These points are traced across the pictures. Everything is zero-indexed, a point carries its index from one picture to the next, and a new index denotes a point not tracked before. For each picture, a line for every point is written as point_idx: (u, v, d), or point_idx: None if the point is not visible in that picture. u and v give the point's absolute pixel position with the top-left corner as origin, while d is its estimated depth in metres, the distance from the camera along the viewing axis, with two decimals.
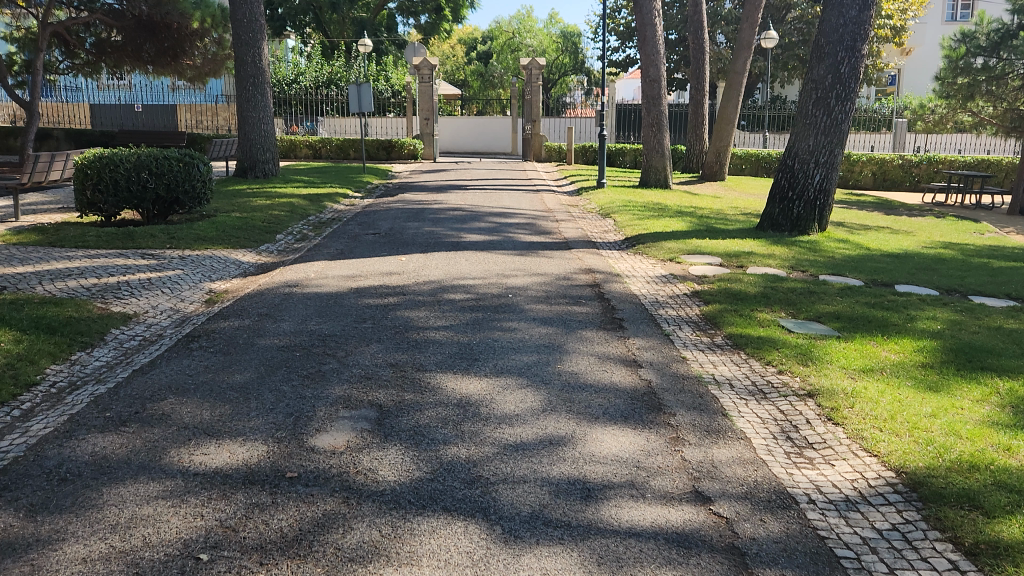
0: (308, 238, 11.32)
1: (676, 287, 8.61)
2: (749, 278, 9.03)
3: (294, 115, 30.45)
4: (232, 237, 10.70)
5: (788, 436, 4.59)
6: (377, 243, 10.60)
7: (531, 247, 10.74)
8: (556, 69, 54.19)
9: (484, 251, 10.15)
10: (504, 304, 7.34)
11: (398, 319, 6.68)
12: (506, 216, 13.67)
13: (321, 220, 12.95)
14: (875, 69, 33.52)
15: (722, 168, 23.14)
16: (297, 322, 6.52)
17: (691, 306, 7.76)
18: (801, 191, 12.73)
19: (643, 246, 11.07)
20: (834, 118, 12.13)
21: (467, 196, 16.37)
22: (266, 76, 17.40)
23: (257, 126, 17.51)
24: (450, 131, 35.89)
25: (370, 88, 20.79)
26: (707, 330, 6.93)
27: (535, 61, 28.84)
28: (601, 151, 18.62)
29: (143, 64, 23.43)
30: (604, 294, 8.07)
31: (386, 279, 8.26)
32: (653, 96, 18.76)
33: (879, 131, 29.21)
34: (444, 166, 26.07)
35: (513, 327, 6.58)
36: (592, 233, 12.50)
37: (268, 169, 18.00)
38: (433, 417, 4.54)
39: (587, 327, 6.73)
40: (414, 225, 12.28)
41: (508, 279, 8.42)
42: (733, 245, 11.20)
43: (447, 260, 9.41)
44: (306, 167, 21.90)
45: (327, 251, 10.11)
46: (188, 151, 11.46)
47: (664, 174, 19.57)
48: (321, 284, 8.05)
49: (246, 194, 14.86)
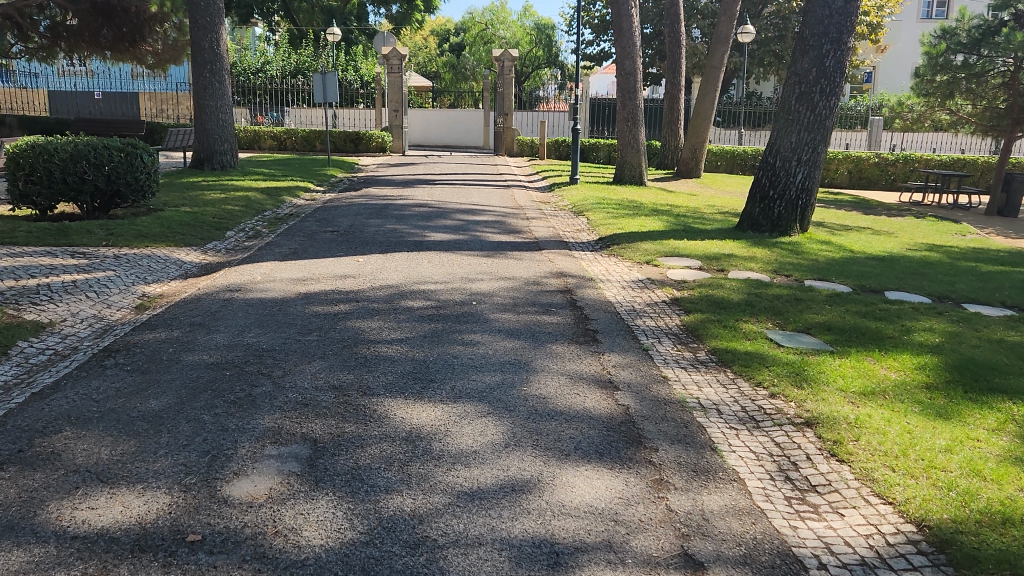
0: (261, 235, 10.49)
1: (655, 293, 8.00)
2: (731, 283, 8.46)
3: (259, 105, 29.27)
4: (177, 234, 9.82)
5: (787, 477, 4.00)
6: (333, 242, 9.84)
7: (499, 248, 10.06)
8: (529, 62, 53.49)
9: (449, 252, 9.46)
10: (467, 313, 6.67)
11: (347, 331, 5.97)
12: (475, 213, 13.00)
13: (277, 216, 12.13)
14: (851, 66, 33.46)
15: (698, 165, 22.61)
16: (231, 334, 5.77)
17: (671, 315, 7.16)
18: (783, 190, 12.22)
19: (619, 247, 10.47)
20: (818, 114, 11.68)
21: (435, 192, 15.63)
22: (224, 62, 16.48)
23: (215, 116, 16.59)
24: (421, 123, 35.06)
25: (336, 77, 19.95)
26: (690, 344, 6.32)
27: (508, 53, 28.12)
28: (575, 146, 17.99)
29: (99, 50, 22.34)
30: (577, 301, 7.44)
31: (338, 283, 7.53)
32: (629, 89, 18.19)
33: (854, 129, 29.10)
34: (413, 159, 25.25)
35: (477, 340, 5.92)
36: (564, 231, 11.88)
37: (226, 160, 17.05)
38: (375, 456, 3.86)
39: (558, 340, 6.09)
40: (377, 222, 11.53)
41: (474, 283, 7.74)
42: (712, 247, 10.66)
43: (409, 261, 8.70)
44: (268, 159, 20.96)
45: (280, 250, 9.33)
46: (131, 140, 10.57)
47: (639, 170, 19.01)
48: (267, 288, 7.27)
49: (199, 187, 13.95)
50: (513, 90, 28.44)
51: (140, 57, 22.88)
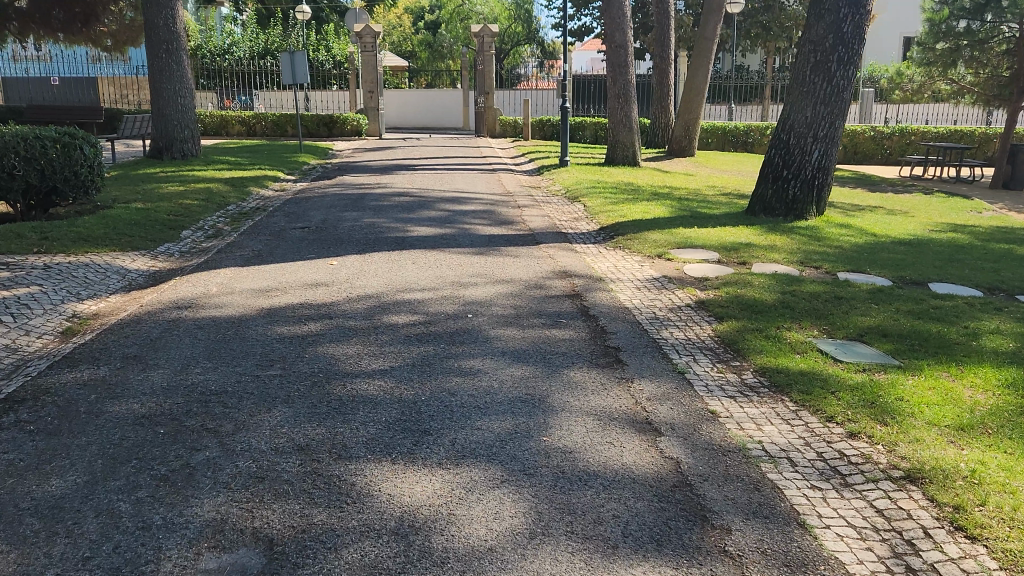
0: (223, 234, 9.27)
1: (675, 295, 6.96)
2: (759, 281, 7.46)
3: (227, 89, 27.88)
4: (126, 236, 8.56)
5: (910, 569, 2.98)
6: (304, 241, 8.69)
7: (492, 243, 8.97)
8: (509, 39, 51.78)
9: (437, 250, 8.36)
10: (465, 330, 5.61)
11: (318, 360, 4.86)
12: (461, 201, 11.87)
13: (242, 211, 10.89)
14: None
15: (691, 144, 21.61)
16: (172, 370, 4.64)
17: (701, 324, 6.15)
18: (799, 169, 11.20)
19: (625, 239, 9.43)
20: (835, 85, 10.70)
21: (416, 179, 14.46)
22: (183, 42, 15.07)
23: (174, 99, 15.13)
24: (398, 105, 33.69)
25: (305, 56, 18.59)
26: (732, 362, 5.30)
27: (488, 28, 26.71)
28: (565, 125, 16.83)
29: (52, 34, 20.84)
30: (590, 308, 6.40)
31: (308, 295, 6.40)
32: (620, 63, 17.02)
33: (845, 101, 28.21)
34: (391, 143, 23.95)
35: (478, 369, 4.84)
36: (560, 220, 10.81)
37: (187, 149, 15.67)
38: (355, 566, 2.78)
39: (573, 365, 5.03)
40: (353, 215, 10.38)
41: (468, 291, 6.67)
42: (726, 237, 9.67)
43: (392, 264, 7.59)
44: (237, 146, 19.62)
45: (242, 252, 8.15)
46: (68, 130, 9.29)
47: (632, 150, 17.93)
48: (223, 303, 6.12)
49: (156, 180, 12.64)
50: (494, 68, 27.10)
51: (95, 37, 21.44)
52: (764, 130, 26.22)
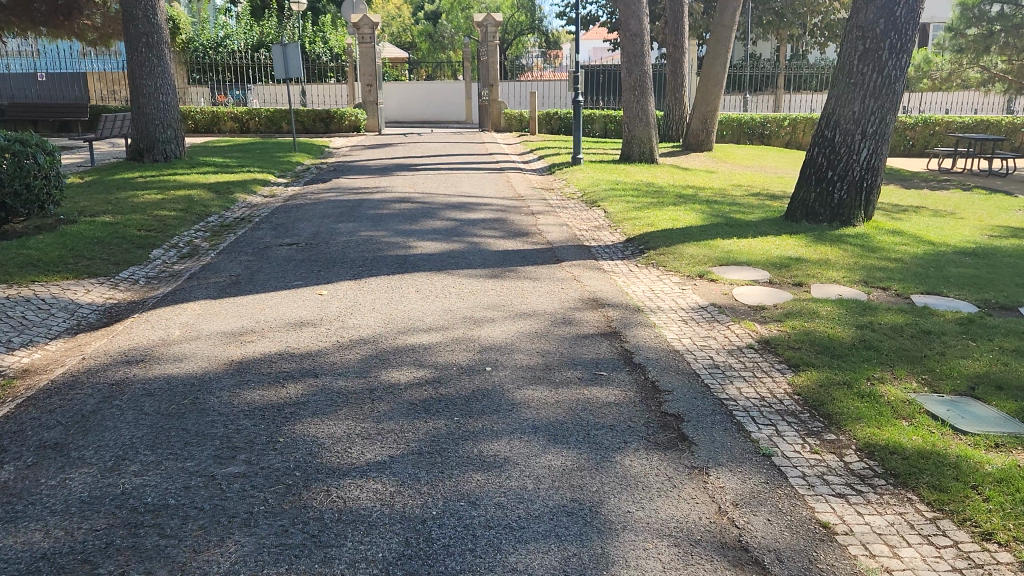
0: (199, 253, 8.07)
1: (731, 334, 5.82)
2: (827, 311, 6.32)
3: (220, 83, 26.59)
4: (84, 258, 7.33)
5: None
6: (291, 262, 7.52)
7: (507, 261, 7.84)
8: (511, 28, 50.29)
9: (445, 273, 7.23)
10: (483, 391, 4.46)
11: (295, 448, 3.70)
12: (469, 208, 10.72)
13: (224, 222, 9.71)
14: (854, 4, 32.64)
15: (709, 138, 20.39)
16: (101, 470, 3.48)
17: (771, 374, 5.00)
18: (845, 170, 10.02)
19: (657, 255, 8.30)
20: (887, 75, 9.53)
21: (418, 181, 13.29)
22: (165, 35, 13.75)
23: (155, 98, 13.71)
24: (398, 98, 32.51)
25: (297, 49, 17.31)
26: (827, 436, 4.15)
27: (491, 17, 25.35)
28: (577, 119, 15.61)
29: (34, 28, 19.79)
30: (633, 354, 5.27)
31: (290, 340, 5.24)
32: (635, 53, 15.79)
33: None
34: (390, 139, 22.74)
35: (506, 458, 3.69)
36: (581, 230, 9.67)
37: (170, 150, 14.27)
38: None
39: (627, 447, 3.87)
40: (348, 227, 9.23)
41: (484, 332, 5.52)
42: (772, 251, 8.53)
43: (392, 293, 6.44)
44: (227, 145, 18.41)
45: (216, 278, 6.96)
46: (18, 136, 8.08)
47: (649, 147, 16.72)
48: (183, 354, 4.95)
49: (133, 186, 11.44)
50: (498, 59, 25.82)
51: (78, 32, 20.46)
52: (782, 121, 25.03)
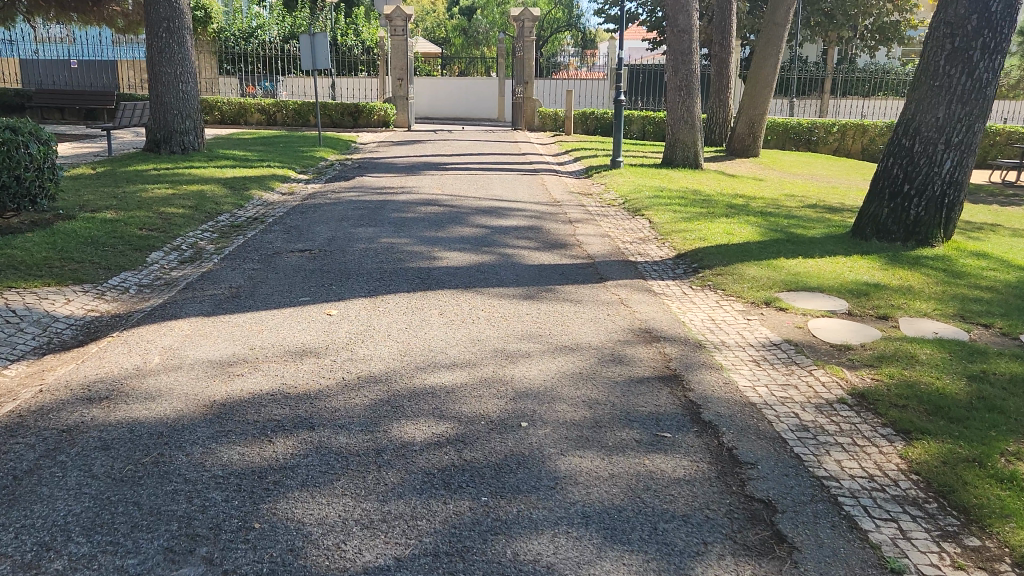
0: (202, 257, 7.24)
1: (815, 383, 4.83)
2: (924, 354, 5.32)
3: (250, 74, 26.10)
4: (72, 261, 6.52)
5: None
6: (300, 272, 6.66)
7: (544, 277, 6.94)
8: (548, 25, 49.30)
9: (474, 290, 6.33)
10: (518, 459, 3.54)
11: (272, 541, 2.82)
12: (500, 213, 9.83)
13: (235, 223, 8.88)
14: (908, 6, 31.34)
15: (755, 143, 19.25)
16: (16, 567, 2.64)
17: (875, 442, 4.03)
18: (924, 184, 8.93)
19: (714, 275, 7.32)
20: (976, 78, 8.44)
21: (446, 182, 12.42)
22: (187, 20, 12.95)
23: (174, 86, 12.87)
24: (429, 94, 31.76)
25: (326, 38, 16.48)
26: (969, 541, 3.16)
27: (529, 11, 24.38)
28: (618, 120, 14.62)
29: (64, 14, 19.68)
30: (702, 407, 4.31)
31: (288, 376, 4.38)
32: (683, 51, 14.76)
33: None
34: (420, 135, 21.94)
35: (550, 567, 2.77)
36: (625, 243, 8.72)
37: (189, 142, 13.36)
38: None
39: (708, 552, 2.94)
40: (369, 232, 8.39)
41: (518, 373, 4.61)
42: (845, 275, 7.51)
43: (413, 315, 5.57)
44: (251, 138, 17.66)
45: (216, 289, 6.12)
46: (11, 123, 7.32)
47: (693, 151, 15.66)
48: (157, 390, 4.09)
49: (145, 179, 10.69)
50: (534, 55, 24.87)
51: (108, 18, 20.20)
52: (831, 126, 23.79)
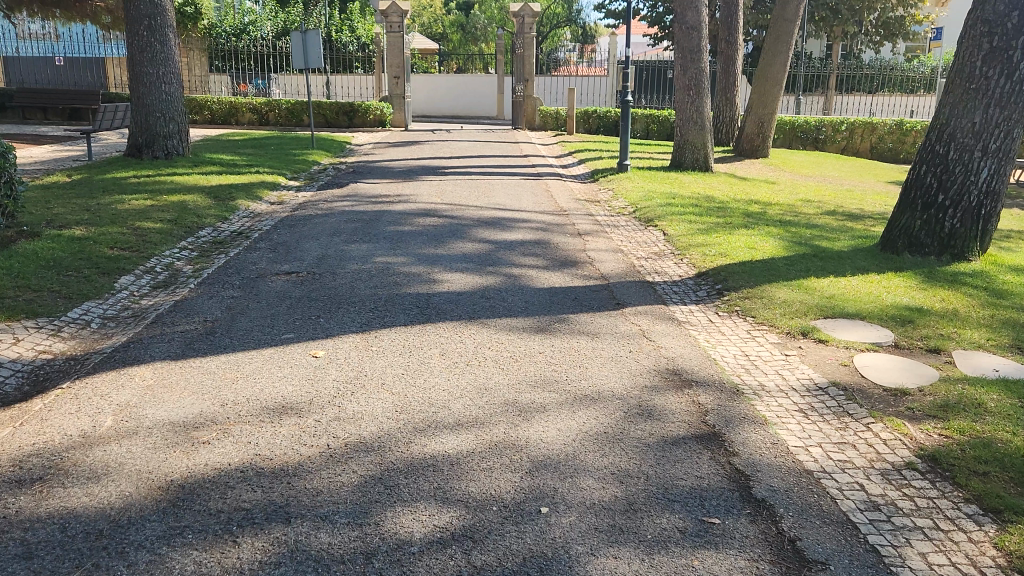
0: (177, 281, 6.56)
1: (877, 442, 4.16)
2: (994, 401, 4.66)
3: (241, 72, 25.25)
4: (28, 289, 5.84)
5: None
6: (284, 299, 5.99)
7: (556, 304, 6.27)
8: (548, 21, 48.68)
9: (478, 322, 5.67)
10: (539, 565, 2.88)
11: None
12: (504, 225, 9.17)
13: (217, 238, 8.19)
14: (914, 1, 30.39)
15: (765, 143, 18.60)
16: None
17: (962, 528, 3.38)
18: (959, 194, 8.25)
19: (742, 300, 6.66)
20: (1017, 80, 7.75)
21: (446, 188, 11.73)
22: (170, 17, 12.22)
23: (156, 87, 12.12)
24: (426, 91, 31.05)
25: (319, 35, 15.72)
26: None
27: (529, 7, 23.68)
28: (625, 122, 13.93)
29: (47, 10, 18.95)
30: (753, 481, 3.65)
31: (264, 443, 3.71)
32: (691, 49, 14.07)
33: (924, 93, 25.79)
34: (418, 135, 21.26)
35: None
36: (640, 259, 8.05)
37: (173, 146, 12.59)
38: None
39: None
40: (363, 249, 7.72)
41: (533, 435, 3.95)
42: (884, 298, 6.85)
43: (411, 356, 4.90)
44: (242, 140, 16.94)
45: (189, 322, 5.45)
46: None
47: (703, 153, 15.00)
48: (103, 467, 3.43)
49: (123, 188, 10.00)
50: (534, 52, 24.04)
51: (91, 14, 19.52)
52: (839, 125, 23.05)
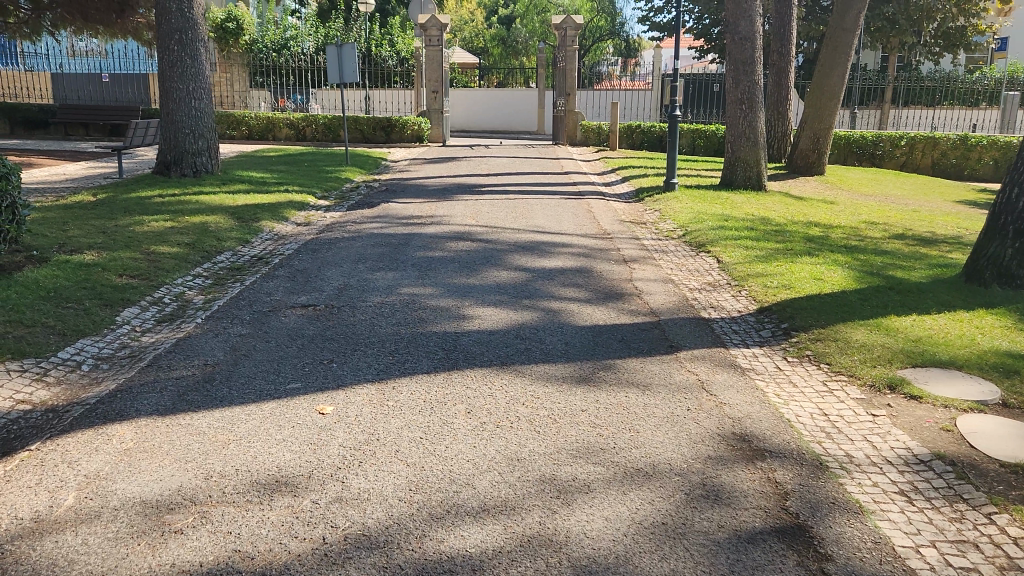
0: (184, 315, 6.01)
1: (1008, 540, 3.32)
2: None
3: (281, 87, 25.12)
4: (20, 325, 5.32)
5: None
6: (297, 338, 5.38)
7: (601, 346, 5.54)
8: (591, 34, 48.03)
9: (511, 369, 4.97)
10: None
11: None
12: (542, 251, 8.49)
13: (235, 264, 7.66)
14: (973, 10, 28.73)
15: (821, 159, 17.59)
16: None
17: None
18: None
19: (813, 342, 5.84)
20: None
21: (482, 209, 11.10)
22: (202, 32, 11.86)
23: (186, 103, 11.79)
24: (466, 106, 30.62)
25: (355, 49, 15.31)
26: None
27: (570, 19, 23.10)
28: (673, 136, 13.14)
29: (90, 26, 18.90)
30: None
31: (246, 534, 3.05)
32: (744, 61, 13.25)
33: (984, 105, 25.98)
34: (456, 151, 20.75)
35: None
36: (693, 291, 7.27)
37: (202, 164, 12.20)
38: None
39: None
40: (388, 278, 7.11)
41: (575, 527, 3.22)
42: (979, 341, 5.94)
43: (432, 415, 4.20)
44: (276, 156, 16.59)
45: (187, 365, 4.87)
46: None
47: (756, 170, 14.12)
48: (51, 567, 2.82)
49: (145, 208, 9.58)
50: (576, 65, 23.35)
51: (134, 31, 19.23)
52: (898, 140, 21.83)
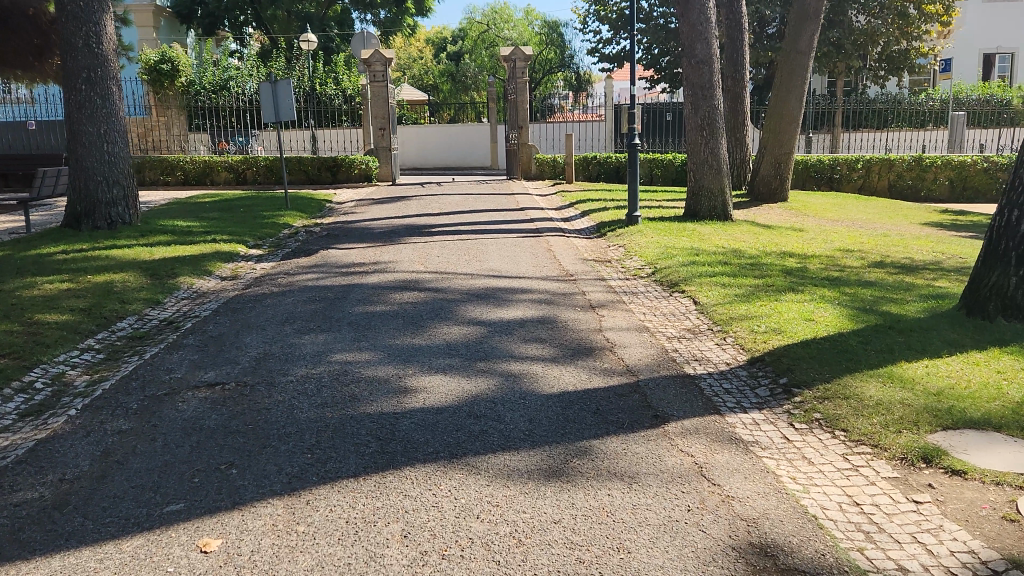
0: (56, 405, 4.85)
1: None
2: None
3: (221, 129, 23.91)
4: None
5: None
6: (192, 434, 4.27)
7: (573, 420, 4.56)
8: (541, 66, 47.85)
9: (462, 463, 3.94)
10: None
11: None
12: (499, 299, 7.52)
13: (138, 332, 6.51)
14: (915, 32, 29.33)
15: (784, 185, 17.11)
16: None
17: None
18: None
19: (822, 403, 4.92)
20: None
21: (431, 252, 10.12)
22: (113, 69, 10.78)
23: (97, 147, 10.63)
24: (415, 142, 29.79)
25: (291, 86, 14.32)
26: None
27: (519, 51, 22.47)
28: (634, 167, 12.39)
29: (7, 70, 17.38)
30: None
31: None
32: (702, 86, 12.62)
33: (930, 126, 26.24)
34: (407, 190, 19.78)
35: None
36: (672, 341, 6.35)
37: (119, 214, 11.00)
38: None
39: None
40: (318, 342, 6.04)
41: None
42: (1007, 390, 5.09)
43: (355, 546, 3.14)
44: (211, 202, 15.42)
45: (37, 484, 3.74)
46: None
47: (721, 199, 13.44)
48: None
49: (42, 267, 8.38)
50: (527, 97, 22.68)
51: (53, 73, 17.75)
52: (856, 162, 21.45)
